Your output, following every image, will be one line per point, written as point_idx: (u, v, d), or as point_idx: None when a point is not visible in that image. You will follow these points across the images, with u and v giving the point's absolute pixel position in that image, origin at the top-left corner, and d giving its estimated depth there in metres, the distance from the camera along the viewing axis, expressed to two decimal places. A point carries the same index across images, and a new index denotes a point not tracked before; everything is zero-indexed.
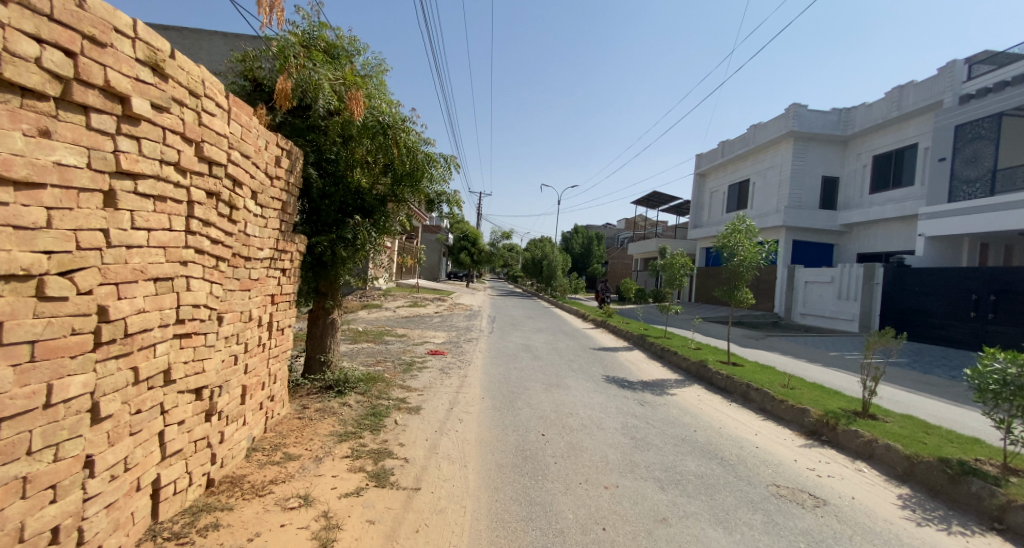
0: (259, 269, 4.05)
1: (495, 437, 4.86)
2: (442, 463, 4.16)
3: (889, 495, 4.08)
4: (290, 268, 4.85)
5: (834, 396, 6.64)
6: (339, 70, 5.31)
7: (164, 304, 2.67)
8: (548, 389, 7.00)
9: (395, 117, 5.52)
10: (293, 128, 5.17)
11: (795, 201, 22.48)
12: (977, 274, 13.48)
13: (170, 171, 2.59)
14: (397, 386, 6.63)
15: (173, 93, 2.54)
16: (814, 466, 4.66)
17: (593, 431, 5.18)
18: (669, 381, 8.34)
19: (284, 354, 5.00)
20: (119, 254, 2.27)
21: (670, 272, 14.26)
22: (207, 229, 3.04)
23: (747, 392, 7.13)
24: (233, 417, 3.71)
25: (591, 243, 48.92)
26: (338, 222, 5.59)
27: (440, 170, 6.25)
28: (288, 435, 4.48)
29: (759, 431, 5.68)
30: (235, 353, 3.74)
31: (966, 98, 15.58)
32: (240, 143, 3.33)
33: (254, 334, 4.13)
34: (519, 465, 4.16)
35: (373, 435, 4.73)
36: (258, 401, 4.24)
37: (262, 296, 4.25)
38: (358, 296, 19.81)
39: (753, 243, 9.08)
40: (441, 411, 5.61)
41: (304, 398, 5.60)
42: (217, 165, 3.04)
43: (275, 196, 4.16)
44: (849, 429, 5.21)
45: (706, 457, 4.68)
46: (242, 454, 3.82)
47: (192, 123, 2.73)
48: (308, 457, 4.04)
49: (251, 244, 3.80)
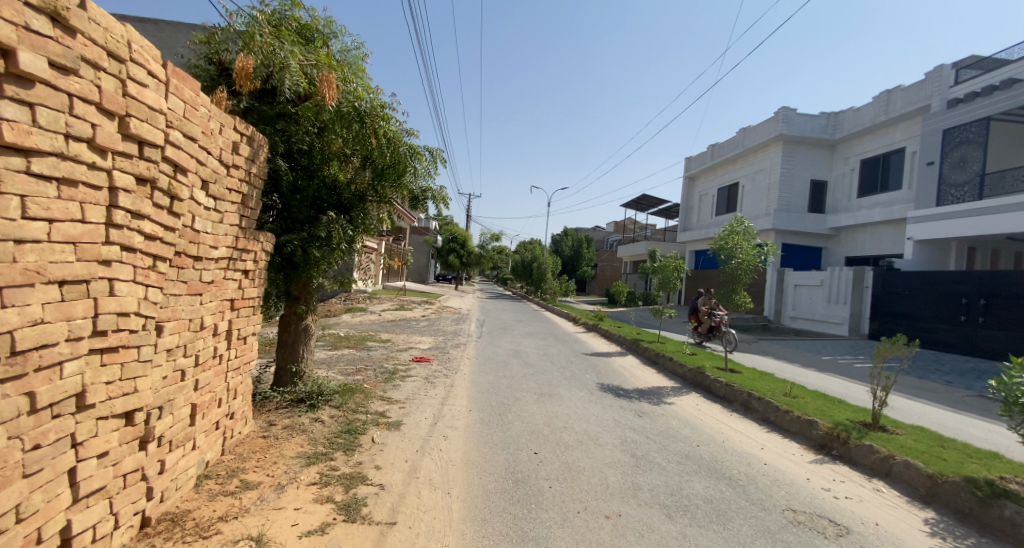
0: (212, 271, 3.55)
1: (483, 457, 4.40)
2: (422, 489, 3.70)
3: (915, 520, 3.71)
4: (253, 270, 4.35)
5: (838, 405, 6.33)
6: (311, 53, 4.82)
7: (75, 313, 2.17)
8: (540, 399, 6.57)
9: (373, 104, 5.02)
10: (261, 115, 4.67)
11: (785, 204, 22.41)
12: (968, 277, 13.35)
13: (80, 149, 2.12)
14: (377, 398, 6.12)
15: (82, 53, 2.07)
16: (829, 486, 4.28)
17: (590, 448, 4.77)
18: (665, 389, 7.95)
19: (247, 366, 4.48)
20: (3, 251, 1.80)
21: (663, 275, 13.90)
22: (139, 222, 2.55)
23: (749, 401, 6.78)
24: (177, 442, 3.19)
25: (581, 245, 49.20)
26: (311, 219, 5.09)
27: (425, 164, 5.80)
28: (248, 459, 3.97)
29: (765, 445, 5.29)
30: (182, 368, 3.24)
31: (954, 102, 15.75)
32: (182, 122, 2.83)
33: (208, 344, 3.62)
34: (511, 491, 3.73)
35: (347, 456, 4.24)
36: (212, 420, 3.72)
37: (218, 301, 3.75)
38: (343, 300, 19.22)
39: (752, 245, 8.76)
40: (423, 427, 5.14)
41: (271, 413, 5.06)
42: (150, 146, 2.55)
43: (232, 187, 3.65)
44: (863, 444, 4.84)
45: (712, 476, 4.29)
46: (189, 484, 3.32)
47: (113, 93, 2.26)
48: (269, 485, 3.54)
49: (202, 242, 3.31)
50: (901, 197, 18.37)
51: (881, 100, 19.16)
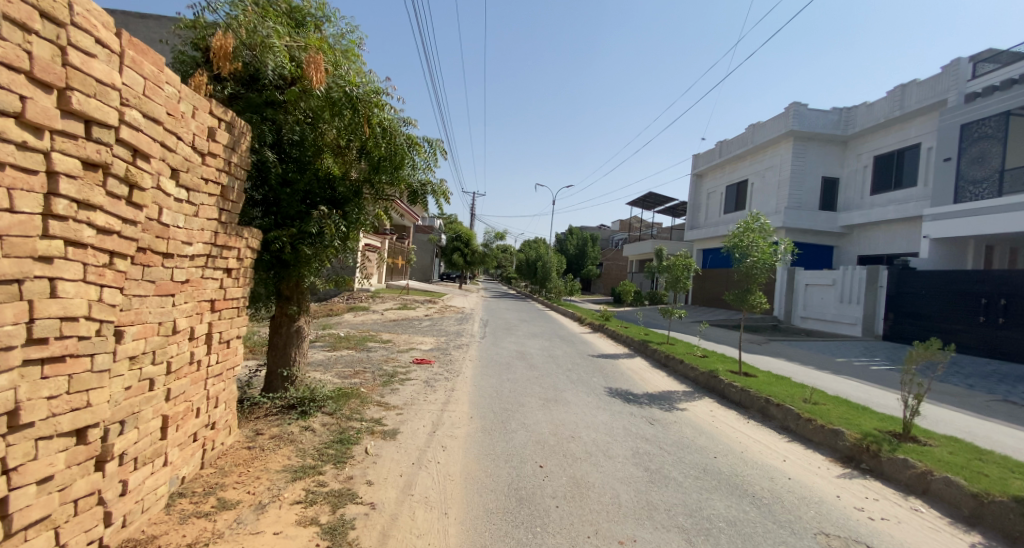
0: (187, 270, 3.24)
1: (484, 471, 4.06)
2: (417, 509, 3.37)
3: (961, 545, 3.34)
4: (236, 269, 4.04)
5: (864, 413, 5.94)
6: (300, 36, 4.51)
7: (2, 318, 1.85)
8: (545, 405, 6.24)
9: (368, 90, 4.66)
10: (248, 103, 4.31)
11: (796, 201, 21.92)
12: (987, 277, 12.86)
13: (5, 126, 1.80)
14: (373, 403, 5.80)
15: (6, 11, 1.75)
16: (861, 504, 3.91)
17: (600, 461, 4.43)
18: (676, 394, 7.57)
19: (231, 372, 4.18)
20: None
21: (673, 274, 13.46)
22: (89, 213, 2.23)
23: (767, 408, 6.39)
24: (144, 459, 2.89)
25: (586, 244, 48.89)
26: (302, 214, 4.77)
27: (424, 156, 5.46)
28: (230, 473, 3.66)
29: (787, 457, 4.93)
30: (150, 377, 2.93)
31: (971, 96, 15.13)
32: (142, 100, 2.50)
33: (183, 350, 3.31)
34: (514, 511, 3.39)
35: (336, 470, 3.91)
36: (188, 431, 3.42)
37: (196, 303, 3.44)
38: (345, 299, 19.01)
39: (768, 242, 8.36)
40: (421, 436, 4.83)
41: (259, 421, 4.75)
42: (100, 126, 2.22)
43: (209, 178, 3.33)
44: (895, 457, 4.47)
45: (733, 493, 3.92)
46: (159, 504, 3.01)
47: (49, 61, 1.94)
48: (248, 505, 3.23)
49: (172, 237, 2.99)
50: (917, 194, 17.85)
51: (895, 95, 18.65)
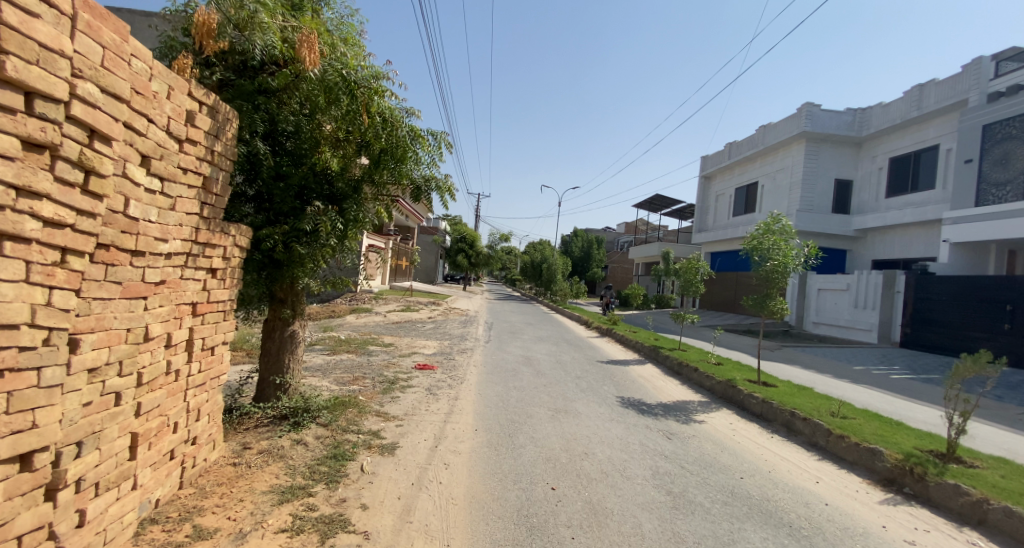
0: (161, 269, 2.91)
1: (490, 494, 3.69)
2: (416, 541, 3.00)
3: None
4: (221, 268, 3.71)
5: (900, 430, 5.53)
6: (295, 18, 4.19)
7: None
8: (555, 416, 5.87)
9: (367, 76, 4.34)
10: (238, 90, 3.98)
11: (807, 203, 21.44)
12: (1012, 282, 12.32)
13: None
14: (372, 414, 5.45)
15: None
16: (911, 537, 3.49)
17: (617, 482, 4.06)
18: (692, 404, 7.16)
19: (216, 382, 3.84)
20: None
21: (685, 277, 12.96)
22: (34, 202, 1.90)
23: (792, 422, 5.99)
24: (108, 483, 2.55)
25: (591, 247, 47.84)
26: (297, 210, 4.43)
27: (427, 149, 5.11)
28: (210, 495, 3.32)
29: (820, 478, 4.52)
30: (116, 390, 2.59)
31: (994, 96, 14.64)
32: (101, 71, 2.17)
33: (158, 359, 2.98)
34: (525, 544, 3.00)
35: (328, 491, 3.56)
36: (164, 449, 3.08)
37: (174, 306, 3.11)
38: (348, 300, 18.67)
39: (789, 245, 7.95)
40: (422, 452, 4.47)
41: (246, 434, 4.41)
42: (44, 99, 1.89)
43: (187, 167, 3.01)
44: (945, 483, 4.06)
45: (768, 523, 3.52)
46: (125, 534, 2.66)
47: None
48: (227, 533, 2.88)
49: (144, 233, 2.67)
50: (935, 197, 17.28)
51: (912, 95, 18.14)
